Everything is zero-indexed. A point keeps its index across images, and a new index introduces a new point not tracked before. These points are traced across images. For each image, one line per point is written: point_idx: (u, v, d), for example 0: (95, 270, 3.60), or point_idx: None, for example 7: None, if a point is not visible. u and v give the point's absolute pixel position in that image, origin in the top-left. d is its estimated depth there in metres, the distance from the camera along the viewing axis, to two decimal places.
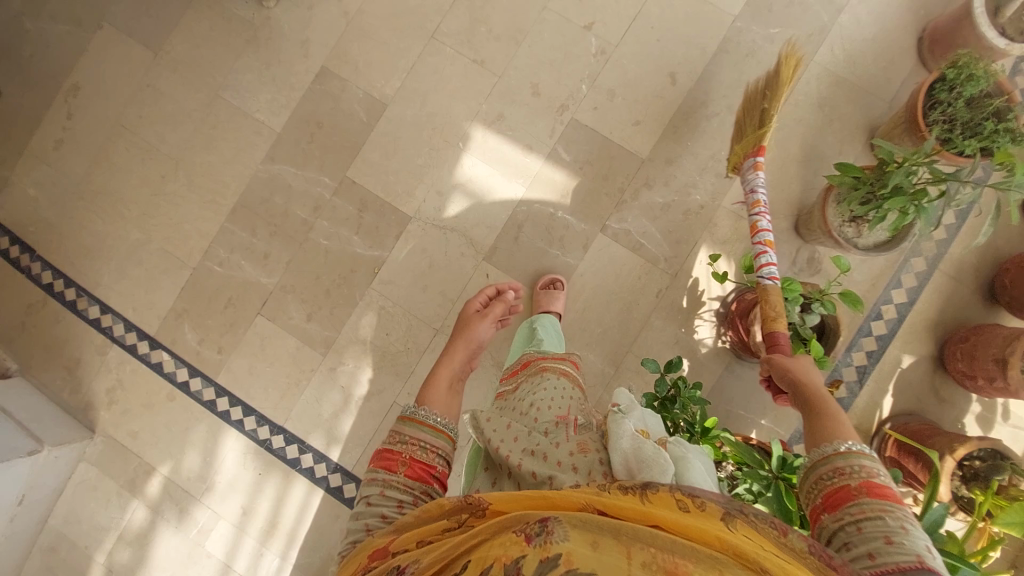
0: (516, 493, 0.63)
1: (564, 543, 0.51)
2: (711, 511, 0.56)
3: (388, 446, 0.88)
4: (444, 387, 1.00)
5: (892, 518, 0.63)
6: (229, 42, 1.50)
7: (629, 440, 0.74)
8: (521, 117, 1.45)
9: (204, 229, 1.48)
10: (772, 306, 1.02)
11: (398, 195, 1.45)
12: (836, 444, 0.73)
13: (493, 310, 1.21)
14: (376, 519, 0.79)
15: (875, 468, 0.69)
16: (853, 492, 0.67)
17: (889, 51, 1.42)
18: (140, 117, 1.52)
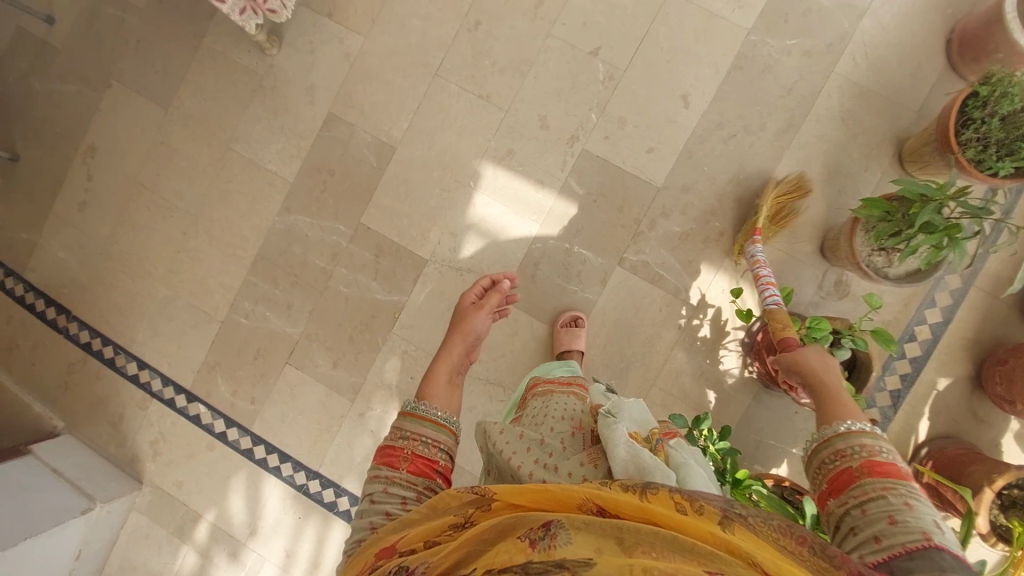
0: (521, 488, 0.64)
1: (568, 549, 0.53)
2: (709, 513, 0.57)
3: (390, 442, 0.91)
4: (443, 381, 1.03)
5: (895, 497, 0.67)
6: (236, 93, 1.50)
7: (625, 446, 0.75)
8: (531, 151, 1.42)
9: (227, 283, 1.51)
10: (777, 317, 1.07)
11: (412, 239, 1.45)
12: (836, 426, 0.77)
13: (490, 301, 1.21)
14: (380, 517, 0.80)
15: (877, 447, 0.73)
16: (855, 474, 0.72)
17: (915, 55, 1.34)
18: (155, 174, 1.54)
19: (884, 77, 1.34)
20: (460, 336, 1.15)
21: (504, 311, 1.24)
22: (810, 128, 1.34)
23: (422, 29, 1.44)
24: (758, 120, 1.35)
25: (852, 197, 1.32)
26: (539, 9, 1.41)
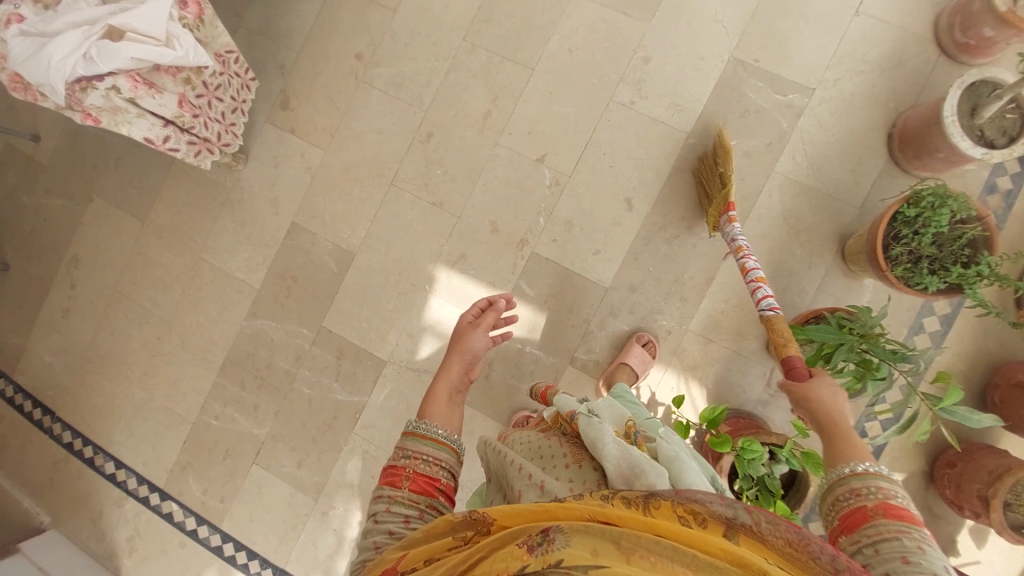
0: (520, 507, 0.60)
1: (565, 552, 0.50)
2: (713, 526, 0.50)
3: (392, 464, 0.92)
4: (444, 401, 1.04)
5: (908, 539, 0.63)
6: (207, 206, 1.60)
7: (616, 446, 0.75)
8: (483, 255, 1.45)
9: (199, 384, 1.57)
10: (782, 332, 1.02)
11: (371, 340, 1.48)
12: (850, 465, 0.74)
13: (485, 319, 1.20)
14: (384, 536, 0.81)
15: (893, 490, 0.69)
16: (869, 514, 0.67)
17: (856, 150, 1.33)
18: (134, 280, 1.64)
19: (824, 175, 1.33)
20: (456, 355, 1.15)
21: (500, 332, 1.21)
22: (753, 226, 1.35)
23: (378, 141, 1.52)
24: (700, 220, 1.37)
25: (799, 295, 1.32)
26: (486, 119, 1.47)
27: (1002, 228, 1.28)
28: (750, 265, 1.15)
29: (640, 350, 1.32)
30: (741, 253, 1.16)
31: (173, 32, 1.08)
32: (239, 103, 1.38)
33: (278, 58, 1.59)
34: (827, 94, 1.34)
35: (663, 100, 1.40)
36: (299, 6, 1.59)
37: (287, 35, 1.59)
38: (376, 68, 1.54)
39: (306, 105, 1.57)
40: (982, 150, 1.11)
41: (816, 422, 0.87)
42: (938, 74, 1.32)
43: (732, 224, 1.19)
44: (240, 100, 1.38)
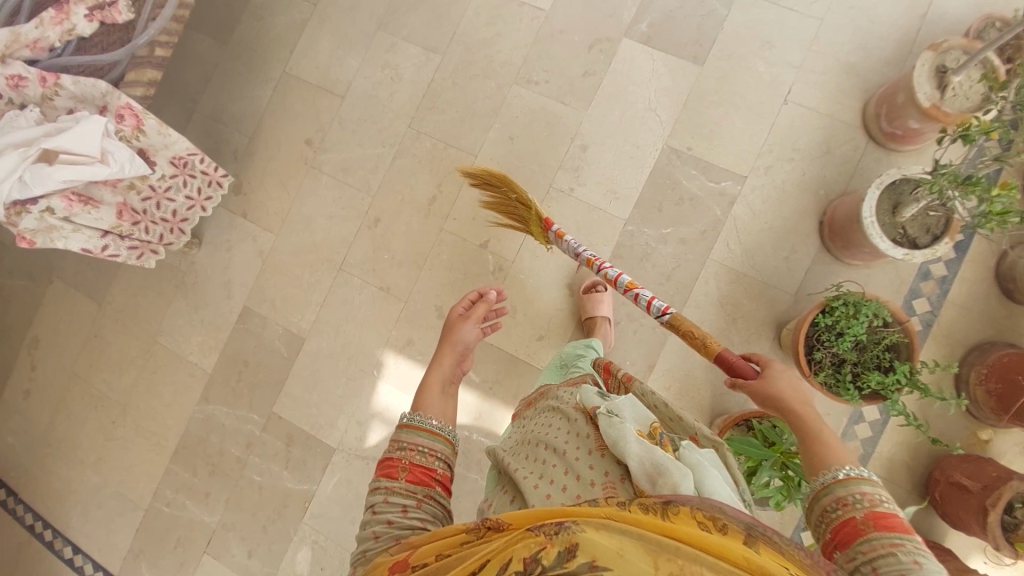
0: (539, 512, 0.58)
1: (587, 540, 0.48)
2: (734, 532, 0.52)
3: (388, 454, 0.88)
4: (436, 391, 0.99)
5: (903, 555, 0.62)
6: (161, 289, 1.62)
7: (639, 444, 0.69)
8: (429, 342, 1.46)
9: (153, 469, 1.59)
10: (696, 334, 0.95)
11: (320, 427, 1.50)
12: (834, 472, 0.71)
13: (477, 310, 1.16)
14: (383, 526, 0.78)
15: (877, 495, 0.68)
16: (860, 527, 0.65)
17: (790, 238, 1.35)
18: (94, 362, 1.66)
19: (758, 262, 1.35)
20: (448, 345, 1.11)
21: (491, 324, 1.17)
22: (690, 313, 1.37)
23: (327, 227, 1.54)
24: (639, 306, 1.39)
25: None
26: (432, 205, 1.49)
27: (935, 314, 1.29)
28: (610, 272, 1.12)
29: (609, 330, 1.33)
30: (595, 265, 1.13)
31: (108, 148, 1.10)
32: (197, 200, 1.34)
33: (231, 143, 1.61)
34: (759, 181, 1.36)
35: (601, 189, 1.43)
36: (252, 91, 1.61)
37: (240, 120, 1.61)
38: (326, 154, 1.55)
39: (257, 189, 1.58)
40: (903, 250, 1.12)
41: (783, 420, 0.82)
42: (869, 160, 1.33)
43: (563, 240, 1.17)
44: (196, 198, 1.33)
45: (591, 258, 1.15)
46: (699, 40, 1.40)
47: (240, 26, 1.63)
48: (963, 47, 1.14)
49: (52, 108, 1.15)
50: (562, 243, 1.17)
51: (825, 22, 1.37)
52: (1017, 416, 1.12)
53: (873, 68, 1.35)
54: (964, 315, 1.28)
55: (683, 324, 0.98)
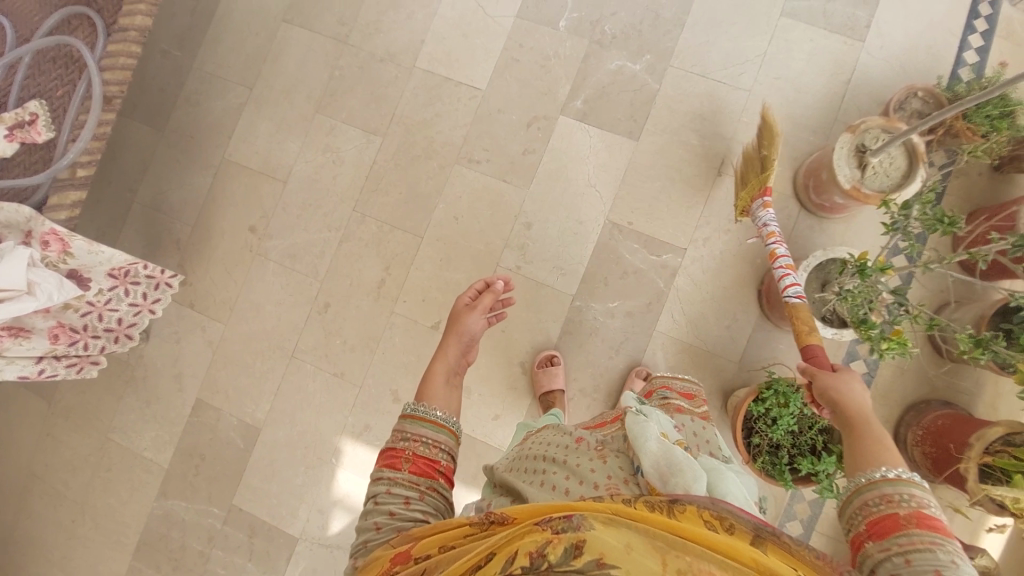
0: (546, 503, 0.61)
1: (595, 538, 0.51)
2: (741, 533, 0.55)
3: (392, 444, 0.90)
4: (442, 381, 1.03)
5: (943, 554, 0.58)
6: (112, 384, 1.58)
7: (657, 443, 0.73)
8: (386, 426, 1.45)
9: (113, 568, 1.54)
10: (805, 321, 1.05)
11: (281, 516, 1.46)
12: (881, 469, 0.68)
13: (482, 301, 1.18)
14: (384, 517, 0.80)
15: (926, 500, 0.64)
16: (899, 522, 0.62)
17: (732, 307, 1.37)
18: (46, 462, 1.60)
19: (702, 332, 1.38)
20: (454, 336, 1.14)
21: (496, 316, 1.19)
22: None
23: (276, 313, 1.52)
24: (591, 380, 1.40)
25: None
26: (381, 288, 1.48)
27: (872, 376, 1.31)
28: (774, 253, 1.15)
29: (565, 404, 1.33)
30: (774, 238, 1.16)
31: (35, 279, 1.09)
32: (144, 304, 1.30)
33: (173, 233, 1.58)
34: (700, 255, 1.39)
35: (547, 266, 1.43)
36: (192, 179, 1.58)
37: (181, 209, 1.58)
38: (271, 240, 1.53)
39: (203, 278, 1.56)
40: (832, 330, 1.16)
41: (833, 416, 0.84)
42: (802, 228, 1.35)
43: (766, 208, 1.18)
44: (143, 303, 1.29)
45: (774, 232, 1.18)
46: (633, 116, 1.42)
47: (175, 112, 1.60)
48: (884, 127, 1.16)
49: None
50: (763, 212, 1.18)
51: (753, 93, 1.38)
52: (950, 480, 1.15)
53: (801, 137, 1.36)
54: (901, 375, 1.30)
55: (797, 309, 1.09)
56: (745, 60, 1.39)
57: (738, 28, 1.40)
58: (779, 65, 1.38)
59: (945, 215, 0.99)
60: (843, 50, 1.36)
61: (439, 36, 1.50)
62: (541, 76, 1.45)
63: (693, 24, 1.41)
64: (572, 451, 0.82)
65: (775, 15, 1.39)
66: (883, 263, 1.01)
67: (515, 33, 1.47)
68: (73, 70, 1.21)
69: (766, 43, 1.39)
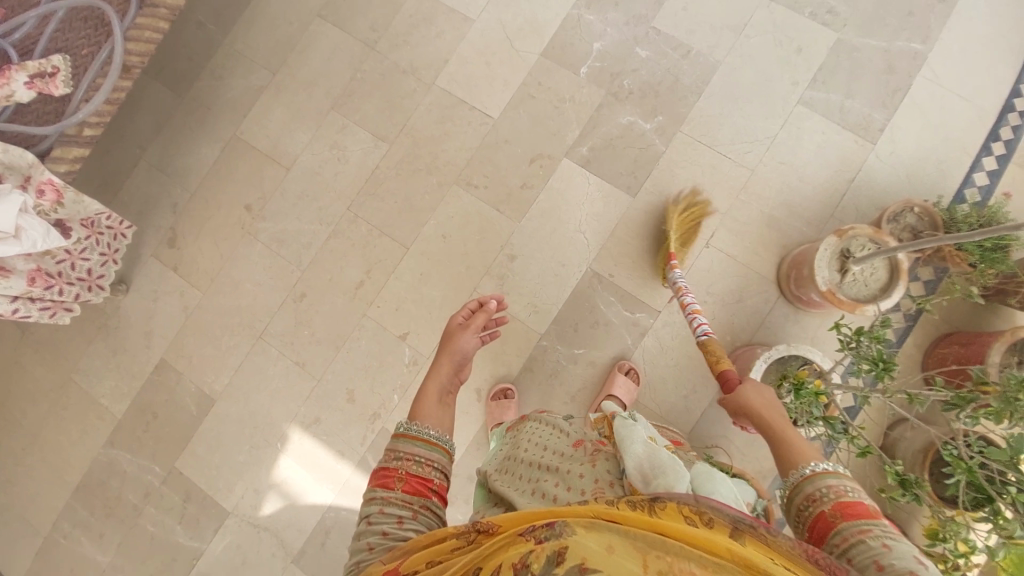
0: (526, 509, 0.62)
1: (576, 543, 0.52)
2: (720, 526, 0.57)
3: (384, 464, 0.85)
4: (434, 399, 0.97)
5: (873, 540, 0.63)
6: (85, 327, 1.61)
7: (643, 445, 0.75)
8: (335, 422, 1.46)
9: (47, 505, 1.55)
10: (714, 351, 1.02)
11: (218, 489, 1.48)
12: (800, 470, 0.74)
13: (476, 319, 1.13)
14: (377, 537, 0.76)
15: (843, 486, 0.70)
16: (830, 520, 0.68)
17: (694, 379, 1.37)
18: (6, 388, 1.63)
19: (660, 397, 1.37)
20: (446, 355, 1.07)
21: (489, 335, 1.14)
22: None
23: (254, 293, 1.55)
24: None
25: None
26: (358, 289, 1.51)
27: None
28: (688, 302, 1.18)
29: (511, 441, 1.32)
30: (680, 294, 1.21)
31: (23, 225, 1.13)
32: (110, 255, 1.41)
33: (173, 196, 1.62)
34: (671, 318, 1.39)
35: (522, 301, 1.44)
36: (202, 148, 1.62)
37: (186, 174, 1.62)
38: (263, 221, 1.57)
39: (192, 244, 1.59)
40: None
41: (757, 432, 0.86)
42: (779, 315, 1.34)
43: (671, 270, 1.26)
44: (110, 253, 1.40)
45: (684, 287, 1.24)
46: (634, 172, 1.43)
47: (200, 81, 1.65)
48: (871, 238, 1.15)
49: None
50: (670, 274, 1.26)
51: (756, 172, 1.39)
52: None
53: (795, 225, 1.36)
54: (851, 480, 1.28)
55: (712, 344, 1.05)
56: (755, 139, 1.40)
57: (754, 107, 1.41)
58: (786, 151, 1.38)
59: (882, 359, 0.93)
60: (852, 148, 1.36)
61: (463, 58, 1.53)
62: (552, 116, 1.48)
63: (709, 95, 1.43)
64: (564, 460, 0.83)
65: (792, 102, 1.40)
66: (818, 388, 0.98)
67: (537, 70, 1.50)
68: (101, 33, 1.27)
69: (778, 126, 1.39)
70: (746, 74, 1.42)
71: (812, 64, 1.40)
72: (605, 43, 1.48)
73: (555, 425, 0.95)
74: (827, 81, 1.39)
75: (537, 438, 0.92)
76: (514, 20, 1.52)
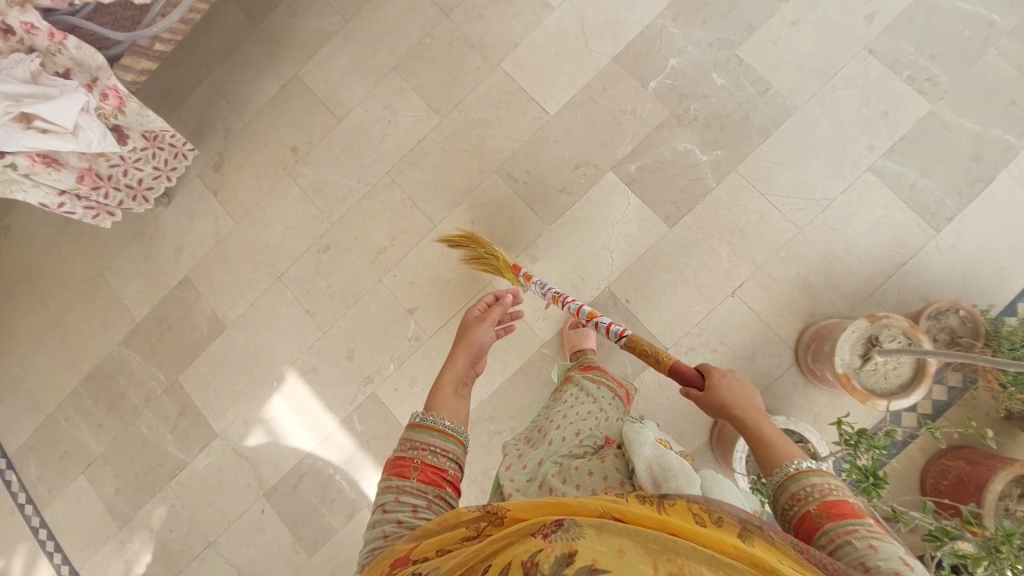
0: (535, 501, 0.59)
1: (586, 545, 0.49)
2: (730, 525, 0.55)
3: (399, 453, 0.83)
4: (450, 391, 0.92)
5: (858, 540, 0.61)
6: (122, 229, 1.69)
7: (651, 449, 0.77)
8: (330, 376, 1.52)
9: (62, 383, 1.68)
10: (648, 349, 0.98)
11: (212, 411, 1.57)
12: (783, 468, 0.71)
13: (491, 312, 1.10)
14: (393, 525, 0.74)
15: (827, 485, 0.67)
16: (816, 521, 0.65)
17: (681, 424, 1.34)
18: (44, 268, 1.73)
19: None
20: (461, 346, 1.03)
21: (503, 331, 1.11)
22: None
23: (282, 234, 1.59)
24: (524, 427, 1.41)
25: None
26: (380, 254, 1.53)
27: None
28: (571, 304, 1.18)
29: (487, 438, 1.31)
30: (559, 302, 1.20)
31: (82, 124, 1.17)
32: (163, 170, 1.46)
33: (226, 122, 1.65)
34: (676, 358, 1.36)
35: (534, 305, 1.44)
36: (263, 81, 1.64)
37: (242, 103, 1.65)
38: (305, 166, 1.59)
39: (235, 174, 1.63)
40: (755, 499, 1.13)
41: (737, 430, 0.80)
42: (786, 382, 1.31)
43: (530, 285, 1.26)
44: (163, 169, 1.46)
45: (556, 295, 1.23)
46: (676, 203, 1.39)
47: (274, 13, 1.65)
48: (906, 332, 1.09)
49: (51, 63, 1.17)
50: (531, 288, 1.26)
51: (802, 233, 1.33)
52: None
53: (829, 296, 1.30)
54: None
55: (639, 342, 1.01)
56: (812, 198, 1.33)
57: (820, 164, 1.33)
58: (840, 217, 1.32)
59: (873, 473, 0.92)
60: (911, 231, 1.29)
61: (534, 45, 1.49)
62: (609, 126, 1.43)
63: (777, 140, 1.36)
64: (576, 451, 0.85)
65: (861, 168, 1.32)
66: None
67: (605, 74, 1.44)
68: None
69: (839, 189, 1.32)
70: (820, 128, 1.34)
71: (893, 132, 1.31)
72: (683, 60, 1.41)
73: (596, 404, 0.97)
74: (906, 154, 1.30)
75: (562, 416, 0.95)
76: (595, 16, 1.46)
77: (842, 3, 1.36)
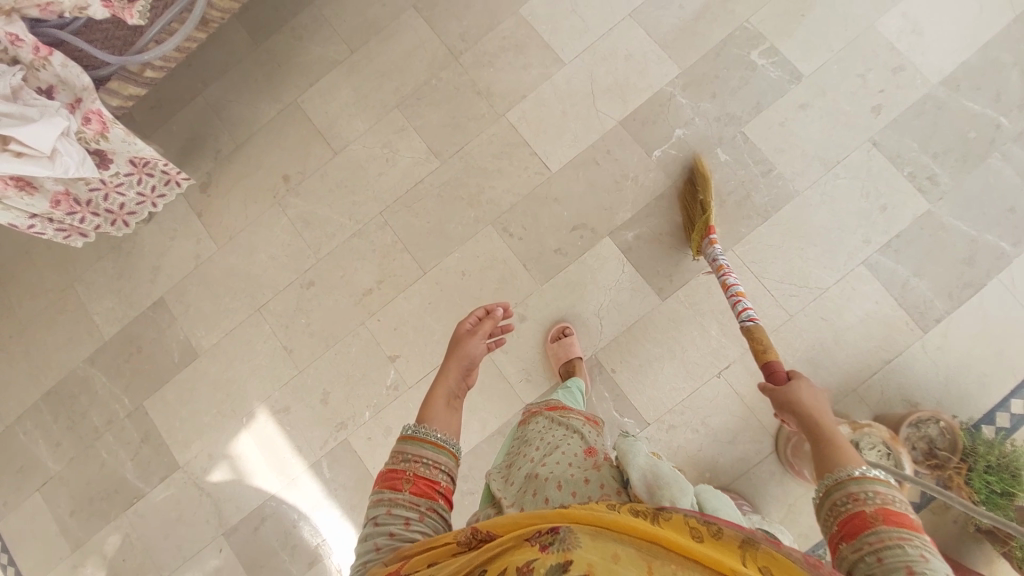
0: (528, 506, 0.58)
1: (580, 555, 0.50)
2: (730, 537, 0.52)
3: (391, 465, 0.80)
4: (441, 403, 0.90)
5: (911, 549, 0.57)
6: (98, 242, 1.63)
7: (645, 458, 0.76)
8: (303, 418, 1.48)
9: (22, 395, 1.62)
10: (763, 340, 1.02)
11: (176, 442, 1.52)
12: (847, 467, 0.67)
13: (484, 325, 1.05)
14: (385, 538, 0.72)
15: (891, 496, 0.63)
16: (868, 521, 0.61)
17: None
18: (14, 273, 1.66)
19: None
20: (453, 359, 0.99)
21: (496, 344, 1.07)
22: None
23: (265, 265, 1.54)
24: None
25: None
26: (365, 296, 1.49)
27: None
28: (730, 282, 1.17)
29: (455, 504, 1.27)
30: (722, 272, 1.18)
31: (60, 149, 1.12)
32: (148, 196, 1.39)
33: (219, 142, 1.59)
34: (657, 434, 1.34)
35: (517, 364, 1.41)
36: (260, 103, 1.59)
37: (237, 124, 1.59)
38: (296, 197, 1.55)
39: (222, 197, 1.58)
40: None
41: (804, 430, 0.78)
42: (764, 468, 1.30)
43: (712, 246, 1.23)
44: (148, 194, 1.38)
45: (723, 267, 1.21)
46: (670, 276, 1.37)
47: (278, 33, 1.60)
48: (886, 443, 1.10)
49: (34, 78, 1.12)
50: (712, 249, 1.24)
51: (792, 320, 1.32)
52: None
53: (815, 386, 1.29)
54: None
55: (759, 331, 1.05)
56: (805, 285, 1.32)
57: (816, 251, 1.33)
58: (831, 308, 1.31)
59: None
60: (899, 329, 1.29)
61: (542, 99, 1.46)
62: (610, 190, 1.41)
63: (775, 222, 1.35)
64: (571, 464, 0.81)
65: (856, 259, 1.31)
66: None
67: (611, 136, 1.42)
68: None
69: (833, 279, 1.32)
70: (819, 215, 1.33)
71: (891, 227, 1.31)
72: (689, 131, 1.39)
73: (569, 426, 0.92)
74: (901, 251, 1.30)
75: (544, 437, 0.89)
76: (606, 76, 1.44)
77: (850, 92, 1.36)
